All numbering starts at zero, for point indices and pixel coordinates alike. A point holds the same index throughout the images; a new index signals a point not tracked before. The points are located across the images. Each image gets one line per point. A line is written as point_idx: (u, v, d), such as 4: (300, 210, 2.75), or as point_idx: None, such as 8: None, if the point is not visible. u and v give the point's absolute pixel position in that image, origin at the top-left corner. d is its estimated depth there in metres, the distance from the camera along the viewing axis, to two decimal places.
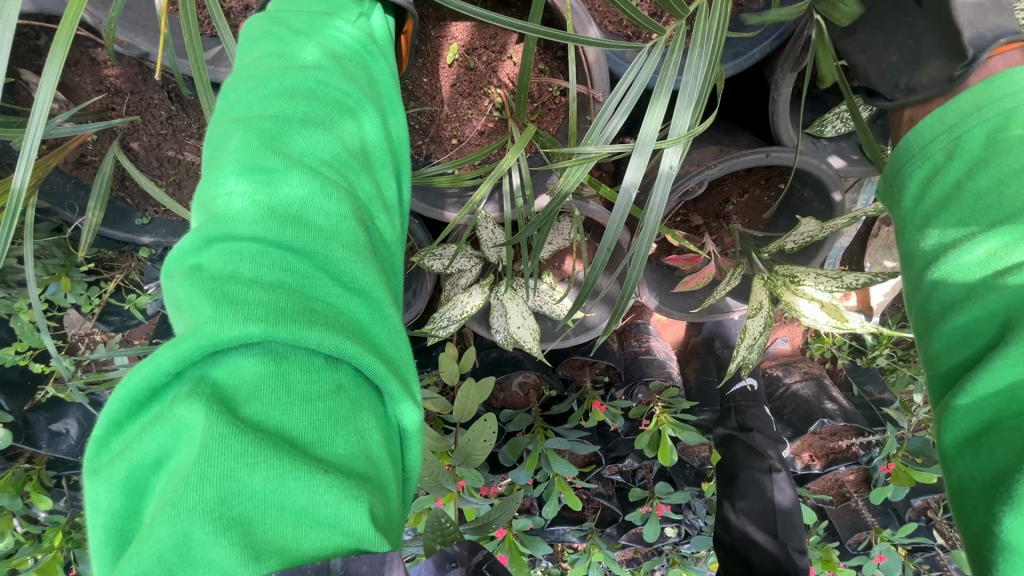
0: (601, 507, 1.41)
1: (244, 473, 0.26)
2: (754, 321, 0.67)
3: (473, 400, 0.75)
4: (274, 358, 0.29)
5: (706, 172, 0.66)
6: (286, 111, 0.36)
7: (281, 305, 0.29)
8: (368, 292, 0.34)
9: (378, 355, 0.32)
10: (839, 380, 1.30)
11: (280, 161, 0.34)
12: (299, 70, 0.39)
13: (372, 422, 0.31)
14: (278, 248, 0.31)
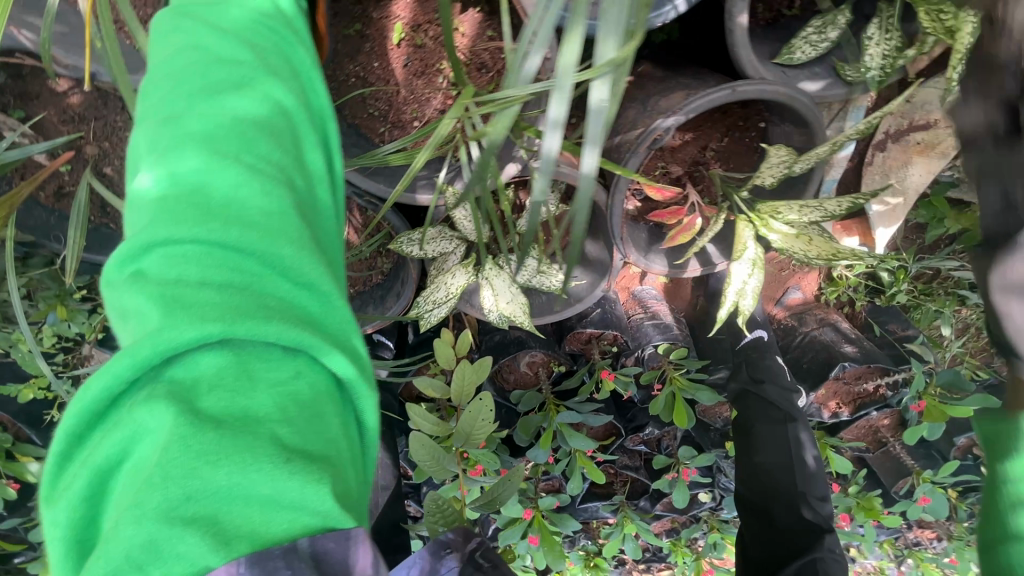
0: (630, 480, 1.40)
1: (205, 474, 0.26)
2: (741, 265, 0.65)
3: (471, 381, 0.75)
4: (233, 353, 0.29)
5: (672, 116, 0.64)
6: (215, 104, 0.34)
7: (230, 303, 0.29)
8: (316, 283, 0.33)
9: (335, 342, 0.33)
10: (860, 323, 1.26)
11: (213, 157, 0.32)
12: (221, 60, 0.36)
13: (336, 407, 0.32)
14: (221, 246, 0.30)
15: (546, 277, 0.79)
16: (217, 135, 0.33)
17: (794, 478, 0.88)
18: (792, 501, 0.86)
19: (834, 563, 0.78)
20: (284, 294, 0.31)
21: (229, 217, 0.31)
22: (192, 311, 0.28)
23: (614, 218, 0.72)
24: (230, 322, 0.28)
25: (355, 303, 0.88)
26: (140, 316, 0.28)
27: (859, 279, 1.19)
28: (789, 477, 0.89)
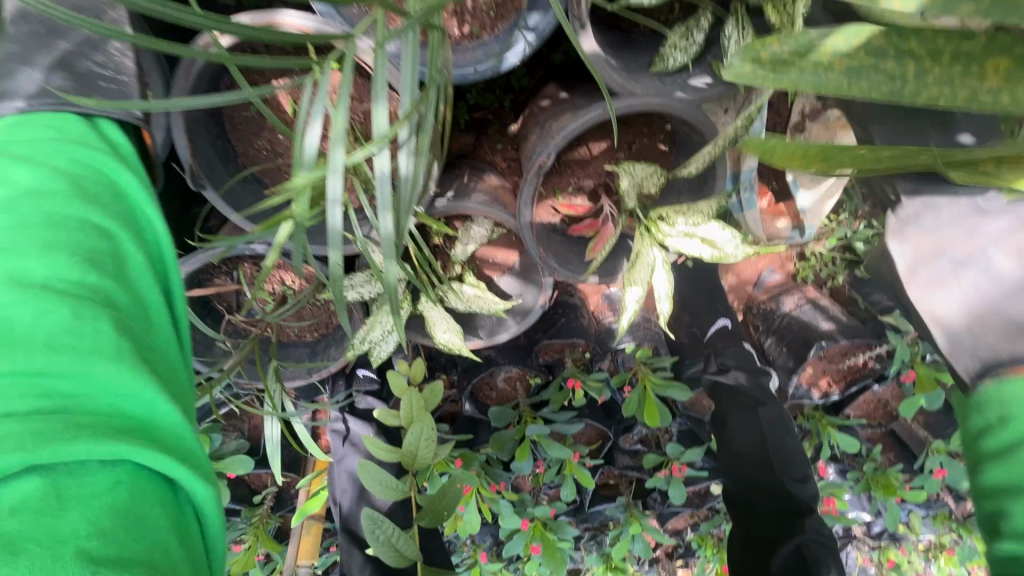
0: (635, 478, 1.41)
1: (64, 439, 0.33)
2: (638, 274, 0.66)
3: (420, 407, 0.79)
4: (54, 471, 0.33)
5: (551, 144, 0.67)
6: (17, 240, 0.39)
7: (37, 426, 0.33)
8: (141, 394, 0.38)
9: (160, 446, 0.37)
10: (844, 297, 1.22)
11: (18, 290, 0.37)
12: (25, 197, 0.41)
13: (157, 506, 0.36)
14: (32, 374, 0.35)
15: (483, 301, 0.85)
16: (67, 215, 0.42)
17: (773, 462, 0.91)
18: (774, 487, 0.90)
19: (819, 545, 0.84)
20: (121, 336, 0.39)
21: (80, 288, 0.39)
22: (51, 343, 0.36)
23: (529, 244, 0.76)
24: (71, 357, 0.36)
25: (319, 346, 0.94)
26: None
27: (833, 253, 1.17)
28: (766, 461, 0.92)
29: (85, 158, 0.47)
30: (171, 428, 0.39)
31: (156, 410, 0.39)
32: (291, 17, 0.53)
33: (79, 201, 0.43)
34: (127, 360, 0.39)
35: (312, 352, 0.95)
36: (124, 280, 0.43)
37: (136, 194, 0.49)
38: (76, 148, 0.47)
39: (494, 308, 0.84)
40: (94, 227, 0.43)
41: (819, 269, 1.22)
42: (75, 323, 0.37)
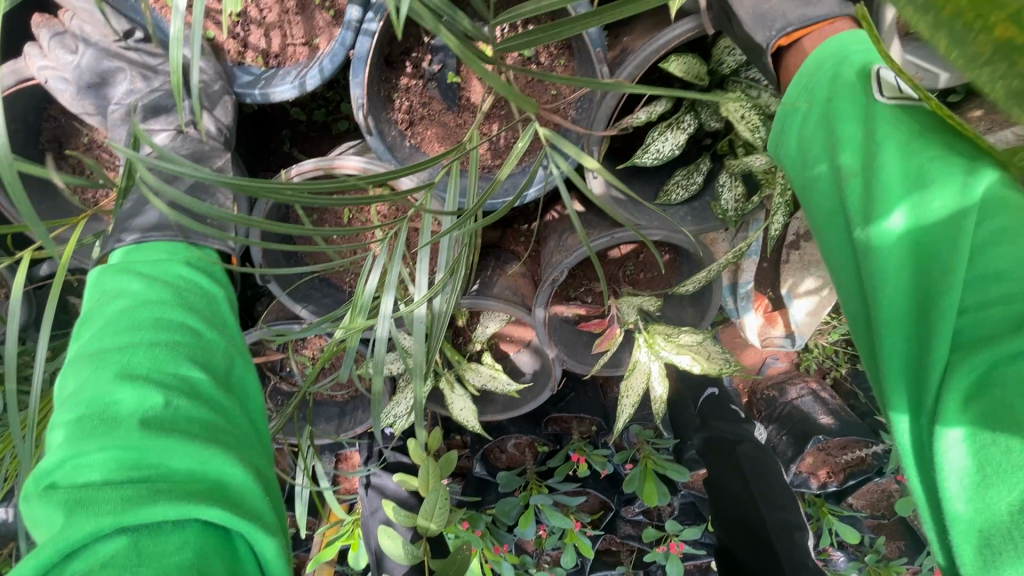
0: (635, 548, 1.44)
1: (146, 503, 0.34)
2: (634, 378, 0.76)
3: (436, 476, 0.87)
4: (135, 533, 0.34)
5: (565, 260, 0.78)
6: (135, 341, 0.44)
7: (126, 493, 0.34)
8: (213, 458, 0.39)
9: (231, 504, 0.37)
10: (845, 389, 1.28)
11: (127, 380, 0.41)
12: (144, 307, 0.47)
13: (220, 563, 0.34)
14: (125, 449, 0.37)
15: (498, 382, 0.92)
16: (169, 319, 0.47)
17: (751, 493, 0.90)
18: (750, 521, 0.88)
19: None
20: (205, 417, 0.42)
21: (171, 377, 0.43)
22: (145, 424, 0.38)
23: (543, 339, 0.86)
24: (156, 433, 0.38)
25: (348, 408, 1.04)
26: (63, 437, 0.38)
27: (835, 347, 1.23)
28: (744, 493, 0.90)
29: (183, 271, 0.53)
30: (242, 489, 0.39)
31: (230, 475, 0.39)
32: (349, 161, 0.66)
33: (177, 305, 0.48)
34: (207, 436, 0.40)
35: (341, 413, 1.05)
36: (209, 370, 0.46)
37: (222, 300, 0.54)
38: (182, 266, 0.53)
39: (507, 390, 0.92)
40: (188, 329, 0.47)
41: (821, 361, 1.27)
42: (163, 408, 0.40)
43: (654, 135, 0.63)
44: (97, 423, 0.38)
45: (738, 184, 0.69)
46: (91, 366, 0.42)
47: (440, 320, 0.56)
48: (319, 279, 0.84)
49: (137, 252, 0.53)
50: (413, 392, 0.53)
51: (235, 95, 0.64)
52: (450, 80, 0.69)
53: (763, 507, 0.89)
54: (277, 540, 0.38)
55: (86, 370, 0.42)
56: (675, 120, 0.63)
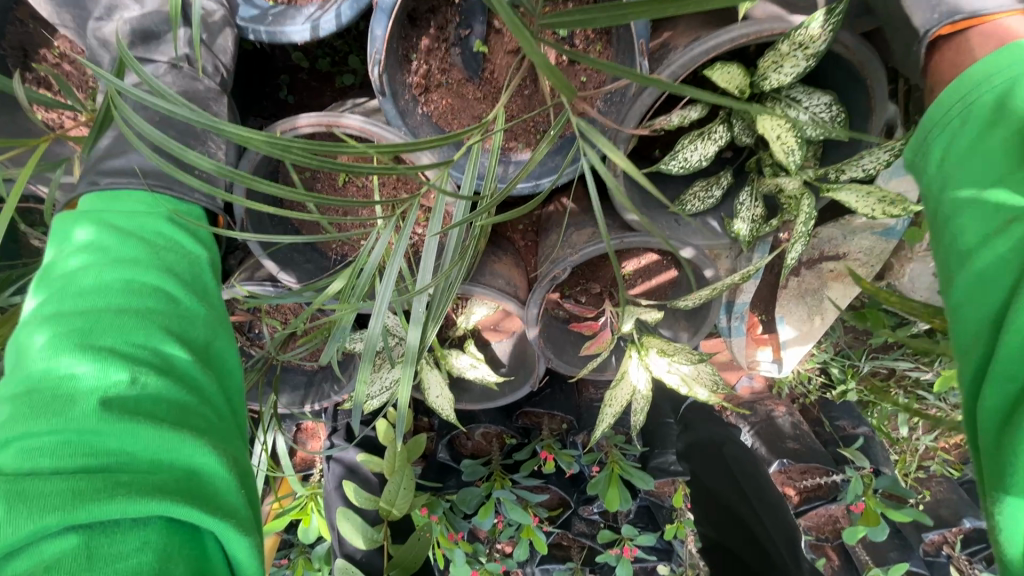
0: (586, 546, 1.44)
1: (102, 500, 0.31)
2: (623, 389, 0.73)
3: (403, 459, 0.83)
4: (89, 530, 0.31)
5: (569, 258, 0.75)
6: (102, 303, 0.40)
7: (78, 485, 0.31)
8: (181, 446, 0.36)
9: (200, 499, 0.34)
10: (812, 416, 1.30)
11: (87, 352, 0.37)
12: (115, 266, 0.43)
13: (185, 566, 0.32)
14: (79, 433, 0.33)
15: (478, 372, 0.89)
16: (144, 283, 0.43)
17: (747, 499, 0.86)
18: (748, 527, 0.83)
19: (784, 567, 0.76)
20: (177, 398, 0.38)
21: (142, 350, 0.39)
22: (105, 404, 0.35)
23: (532, 335, 0.83)
24: (118, 416, 0.35)
25: (317, 378, 0.99)
26: (10, 410, 0.34)
27: (811, 373, 1.24)
28: (740, 501, 0.86)
29: (169, 232, 0.49)
30: (215, 481, 0.36)
31: (202, 465, 0.36)
32: (353, 121, 0.60)
33: (154, 267, 0.45)
34: (174, 422, 0.37)
35: (308, 382, 1.00)
36: (186, 343, 0.42)
37: (203, 263, 0.50)
38: (166, 223, 0.49)
39: (486, 381, 0.89)
40: (164, 295, 0.44)
41: (795, 386, 1.29)
42: (129, 386, 0.37)
43: (683, 142, 0.60)
44: (50, 400, 0.34)
45: (757, 204, 0.66)
46: (48, 330, 0.38)
47: (436, 310, 0.51)
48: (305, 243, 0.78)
49: (116, 203, 0.49)
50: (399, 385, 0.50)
51: (237, 29, 0.57)
52: (476, 49, 0.64)
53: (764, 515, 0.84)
54: (249, 536, 0.36)
55: (42, 334, 0.38)
56: (706, 130, 0.60)
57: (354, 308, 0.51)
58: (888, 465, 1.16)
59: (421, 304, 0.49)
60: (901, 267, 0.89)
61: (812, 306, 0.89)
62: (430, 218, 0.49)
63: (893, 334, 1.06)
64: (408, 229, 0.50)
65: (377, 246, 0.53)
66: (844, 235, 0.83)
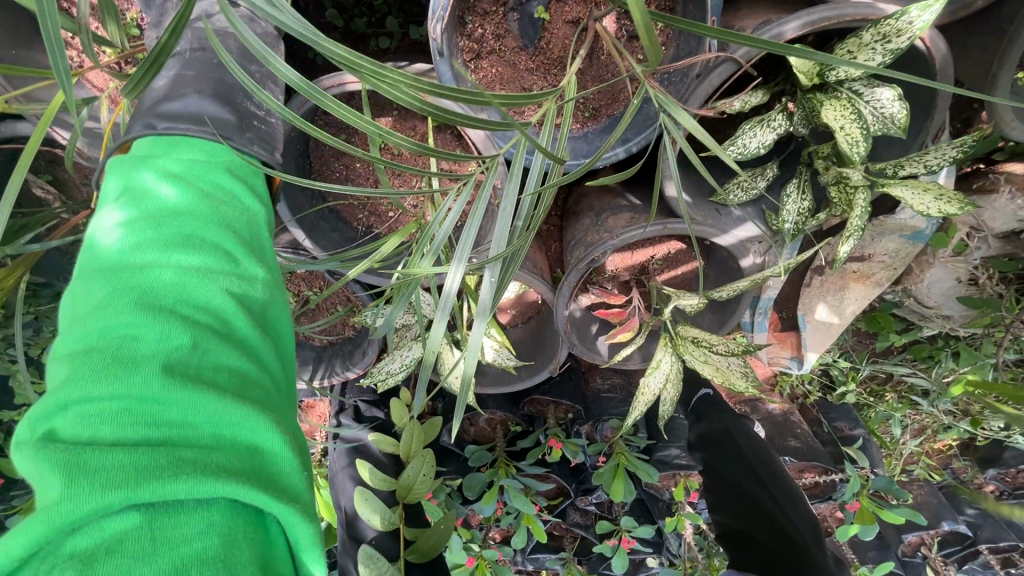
0: (579, 536, 1.44)
1: (166, 479, 0.31)
2: (655, 378, 0.72)
3: (418, 441, 0.81)
4: (153, 508, 0.31)
5: (608, 242, 0.73)
6: (156, 261, 0.38)
7: (141, 462, 0.31)
8: (243, 422, 0.35)
9: (261, 481, 0.34)
10: (811, 416, 1.32)
11: (148, 315, 0.35)
12: (172, 218, 0.41)
13: (248, 549, 0.32)
14: (139, 401, 0.32)
15: (498, 355, 0.87)
16: (203, 238, 0.41)
17: (768, 489, 0.88)
18: (772, 516, 0.85)
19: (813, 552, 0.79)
20: (237, 366, 0.37)
21: (203, 314, 0.38)
22: (167, 370, 0.34)
23: (560, 320, 0.81)
24: (181, 384, 0.34)
25: (326, 353, 0.96)
26: (68, 370, 0.33)
27: (812, 374, 1.26)
28: (761, 491, 0.88)
29: (225, 181, 0.46)
30: (276, 461, 0.36)
31: (263, 443, 0.36)
32: None
33: (211, 224, 0.42)
34: (235, 393, 0.36)
35: (317, 358, 0.96)
36: (245, 308, 0.41)
37: (261, 220, 0.47)
38: (220, 173, 0.46)
39: (506, 364, 0.87)
40: (222, 255, 0.41)
41: (795, 386, 1.30)
42: (189, 352, 0.35)
43: (744, 126, 0.59)
44: (110, 362, 0.33)
45: (805, 198, 0.66)
46: (107, 285, 0.37)
47: (498, 283, 0.50)
48: (331, 210, 0.74)
49: (169, 147, 0.46)
50: (461, 360, 0.49)
51: None
52: (536, 15, 0.62)
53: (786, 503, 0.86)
54: (308, 521, 0.36)
55: (100, 290, 0.37)
56: (765, 116, 0.59)
57: (414, 276, 0.50)
58: (883, 466, 1.19)
59: (489, 276, 0.48)
60: (919, 271, 0.90)
61: (833, 304, 0.90)
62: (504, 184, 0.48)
63: (900, 339, 1.08)
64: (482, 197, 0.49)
65: (446, 215, 0.51)
66: (873, 235, 0.83)
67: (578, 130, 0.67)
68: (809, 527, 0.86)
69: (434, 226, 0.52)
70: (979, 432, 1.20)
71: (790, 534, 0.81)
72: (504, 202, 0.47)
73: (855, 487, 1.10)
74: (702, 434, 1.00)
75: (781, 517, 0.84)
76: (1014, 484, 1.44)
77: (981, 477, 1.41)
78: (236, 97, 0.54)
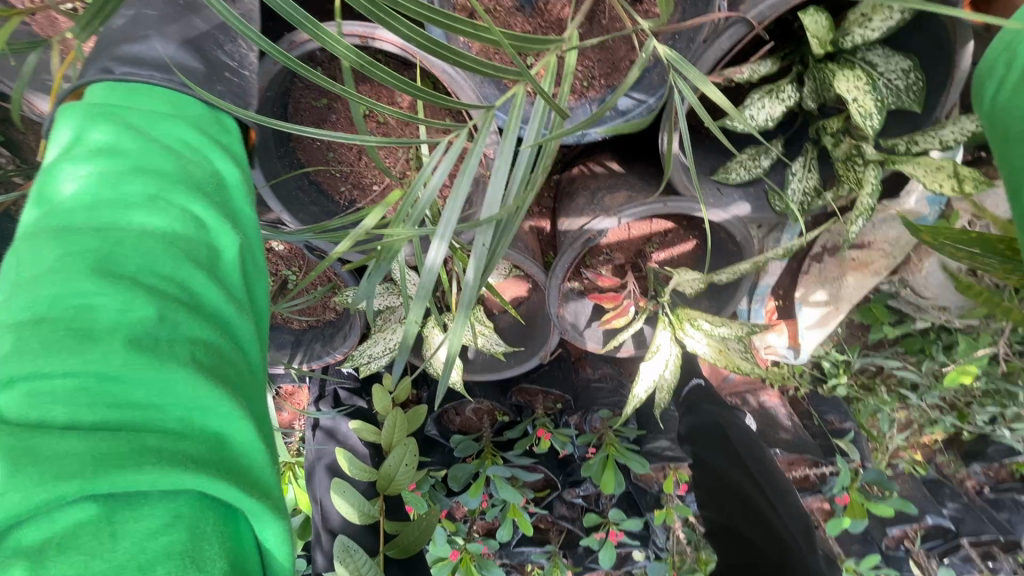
0: (565, 529, 1.42)
1: (128, 469, 0.26)
2: (652, 363, 0.69)
3: (403, 428, 0.77)
4: (110, 500, 0.27)
5: (605, 220, 0.69)
6: (120, 221, 0.33)
7: (100, 448, 0.26)
8: (215, 405, 0.31)
9: (233, 473, 0.30)
10: (801, 409, 1.31)
11: (109, 281, 0.30)
12: (138, 175, 0.36)
13: (218, 546, 0.28)
14: (99, 378, 0.28)
15: (487, 340, 0.83)
16: (170, 200, 0.36)
17: (759, 487, 0.86)
18: (762, 514, 0.82)
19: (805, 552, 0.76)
20: (210, 341, 0.33)
21: (170, 283, 0.33)
22: (132, 344, 0.29)
23: (551, 303, 0.78)
24: (148, 359, 0.29)
25: (305, 337, 0.92)
26: (13, 342, 0.28)
27: (803, 366, 1.24)
28: (754, 489, 0.85)
29: (194, 140, 0.41)
30: (248, 451, 0.32)
31: (235, 430, 0.31)
32: (398, 38, 0.54)
33: (180, 184, 0.37)
34: (208, 370, 0.32)
35: (295, 343, 0.92)
36: (217, 278, 0.36)
37: (234, 185, 0.42)
38: (190, 130, 0.41)
39: (494, 349, 0.83)
40: (193, 219, 0.36)
41: (786, 378, 1.29)
42: (157, 324, 0.31)
43: (752, 95, 0.56)
44: (64, 335, 0.28)
45: (810, 175, 0.63)
46: (60, 247, 0.31)
47: (490, 252, 0.46)
48: (311, 180, 0.69)
49: (135, 97, 0.41)
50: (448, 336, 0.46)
51: None
52: None
53: (779, 504, 0.83)
54: (282, 519, 0.32)
55: (49, 253, 0.31)
56: (773, 85, 0.56)
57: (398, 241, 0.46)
58: (871, 459, 1.18)
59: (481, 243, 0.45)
60: (917, 261, 0.89)
61: (830, 293, 0.89)
62: (500, 142, 0.44)
63: (892, 331, 1.07)
64: (475, 160, 0.45)
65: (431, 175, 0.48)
66: (873, 221, 0.81)
67: (577, 100, 0.63)
68: (801, 528, 0.82)
69: (419, 188, 0.48)
70: (965, 426, 1.20)
71: (779, 533, 0.79)
72: (497, 165, 0.44)
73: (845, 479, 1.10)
74: (690, 426, 0.98)
75: (771, 516, 0.82)
76: (996, 478, 1.44)
77: (964, 470, 1.41)
78: (206, 44, 0.49)
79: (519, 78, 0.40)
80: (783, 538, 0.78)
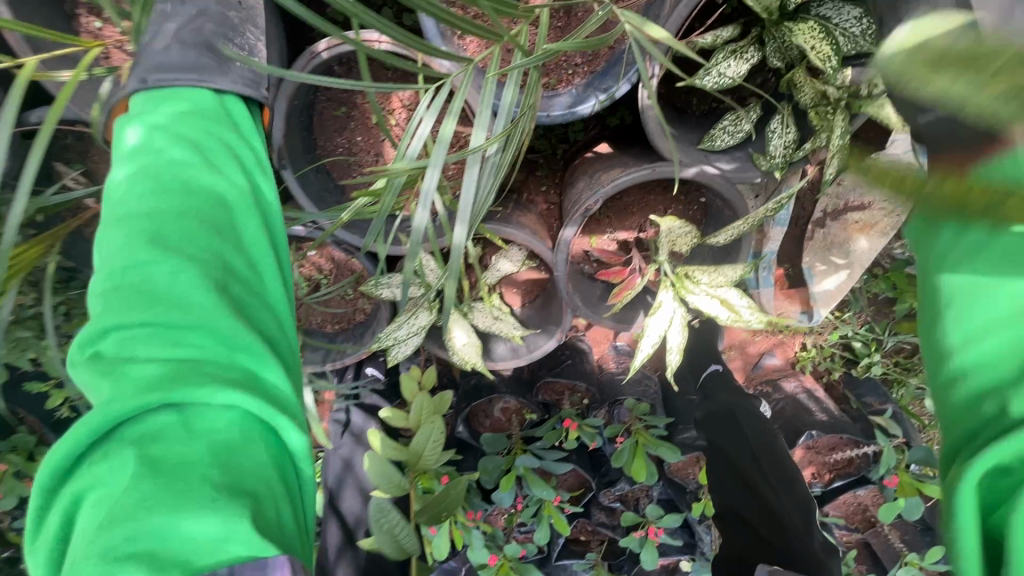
0: (606, 538, 1.39)
1: (188, 386, 0.33)
2: (660, 322, 0.72)
3: (429, 411, 0.83)
4: (178, 415, 0.33)
5: (602, 191, 0.74)
6: (165, 203, 0.40)
7: (166, 374, 0.33)
8: (245, 342, 0.37)
9: (263, 394, 0.36)
10: (837, 394, 1.27)
11: (162, 249, 0.37)
12: (178, 164, 0.42)
13: (260, 448, 0.35)
14: (163, 324, 0.34)
15: (504, 325, 0.87)
16: (202, 184, 0.42)
17: (763, 471, 0.87)
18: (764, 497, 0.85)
19: (800, 534, 0.80)
20: (240, 293, 0.39)
21: (208, 248, 0.39)
22: (185, 294, 0.36)
23: (561, 279, 0.82)
24: (197, 305, 0.36)
25: (338, 338, 0.98)
26: (102, 302, 0.35)
27: (833, 349, 1.22)
28: (756, 471, 0.87)
29: (224, 136, 0.47)
30: (275, 379, 0.38)
31: (261, 363, 0.37)
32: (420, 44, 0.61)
33: (209, 168, 0.43)
34: (240, 312, 0.38)
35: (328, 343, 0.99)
36: (243, 243, 0.42)
37: (253, 166, 0.48)
38: (212, 123, 0.47)
39: (512, 333, 0.88)
40: (221, 197, 0.43)
41: (817, 363, 1.26)
42: (202, 278, 0.37)
43: (720, 56, 0.61)
44: (137, 294, 0.35)
45: (789, 130, 0.67)
46: (126, 228, 0.38)
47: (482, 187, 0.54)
48: (333, 180, 0.78)
49: (163, 99, 0.48)
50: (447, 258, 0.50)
51: None
52: None
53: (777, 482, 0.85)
54: (304, 433, 0.38)
55: (121, 238, 0.38)
56: (737, 46, 0.62)
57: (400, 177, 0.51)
58: (917, 438, 1.13)
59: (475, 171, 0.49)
60: None
61: (838, 256, 0.90)
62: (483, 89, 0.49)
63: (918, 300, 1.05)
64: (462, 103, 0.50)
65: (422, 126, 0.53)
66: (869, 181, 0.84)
67: (565, 86, 0.71)
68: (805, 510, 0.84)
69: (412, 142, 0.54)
70: None
71: (776, 516, 0.83)
72: (484, 103, 0.49)
73: (891, 458, 1.05)
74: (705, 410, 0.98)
75: (770, 497, 0.85)
76: None
77: None
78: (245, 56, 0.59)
79: (500, 39, 0.46)
80: (780, 520, 0.83)
